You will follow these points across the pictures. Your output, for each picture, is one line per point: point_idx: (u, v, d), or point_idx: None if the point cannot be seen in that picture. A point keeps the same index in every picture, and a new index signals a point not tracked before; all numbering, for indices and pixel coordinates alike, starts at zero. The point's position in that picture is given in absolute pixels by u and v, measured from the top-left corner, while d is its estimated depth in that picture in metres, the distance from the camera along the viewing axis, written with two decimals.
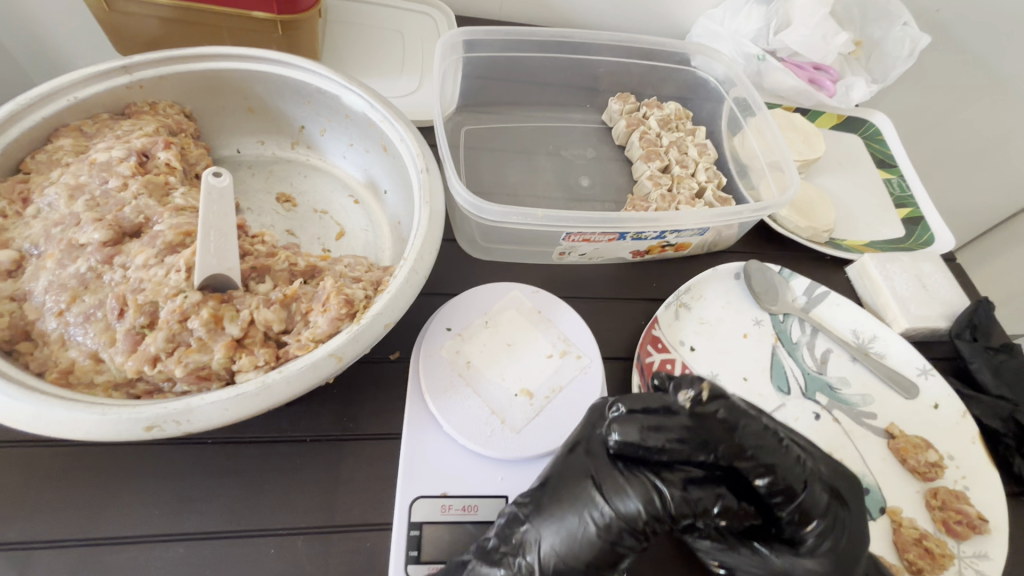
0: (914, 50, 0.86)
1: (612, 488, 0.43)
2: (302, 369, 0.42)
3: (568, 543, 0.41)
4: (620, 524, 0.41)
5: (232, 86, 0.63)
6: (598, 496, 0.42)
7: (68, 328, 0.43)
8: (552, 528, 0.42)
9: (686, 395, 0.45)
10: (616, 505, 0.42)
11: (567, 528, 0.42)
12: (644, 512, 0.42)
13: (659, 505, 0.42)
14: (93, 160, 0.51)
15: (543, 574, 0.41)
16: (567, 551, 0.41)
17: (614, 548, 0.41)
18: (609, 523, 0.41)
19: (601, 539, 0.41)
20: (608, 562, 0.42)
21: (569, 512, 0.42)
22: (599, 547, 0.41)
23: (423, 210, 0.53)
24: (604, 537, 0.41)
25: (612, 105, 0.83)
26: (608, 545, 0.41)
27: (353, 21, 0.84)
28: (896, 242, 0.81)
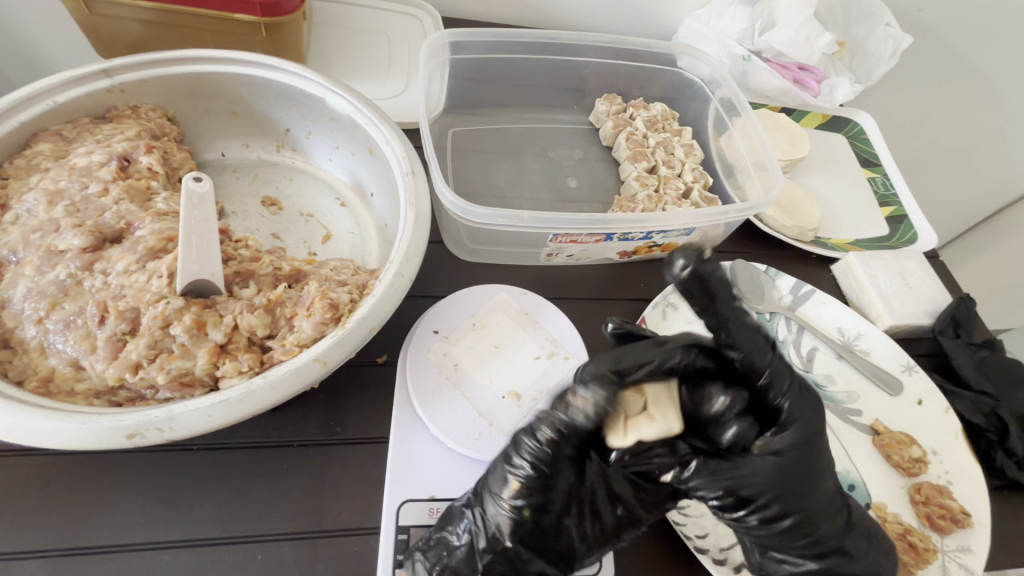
0: (896, 50, 0.87)
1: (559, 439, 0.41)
2: (286, 374, 0.41)
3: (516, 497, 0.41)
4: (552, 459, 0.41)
5: (215, 89, 0.62)
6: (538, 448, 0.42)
7: (48, 335, 0.42)
8: (496, 480, 0.43)
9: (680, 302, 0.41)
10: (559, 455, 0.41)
11: (501, 478, 0.42)
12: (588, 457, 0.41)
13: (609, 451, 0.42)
14: (74, 165, 0.50)
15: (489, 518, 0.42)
16: (511, 487, 0.41)
17: (544, 497, 0.41)
18: (535, 465, 0.41)
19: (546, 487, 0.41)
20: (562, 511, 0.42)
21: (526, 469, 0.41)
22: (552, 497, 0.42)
23: (409, 213, 0.53)
24: (542, 475, 0.41)
25: (598, 106, 0.83)
26: (545, 479, 0.41)
27: (339, 23, 0.83)
28: (880, 241, 0.82)
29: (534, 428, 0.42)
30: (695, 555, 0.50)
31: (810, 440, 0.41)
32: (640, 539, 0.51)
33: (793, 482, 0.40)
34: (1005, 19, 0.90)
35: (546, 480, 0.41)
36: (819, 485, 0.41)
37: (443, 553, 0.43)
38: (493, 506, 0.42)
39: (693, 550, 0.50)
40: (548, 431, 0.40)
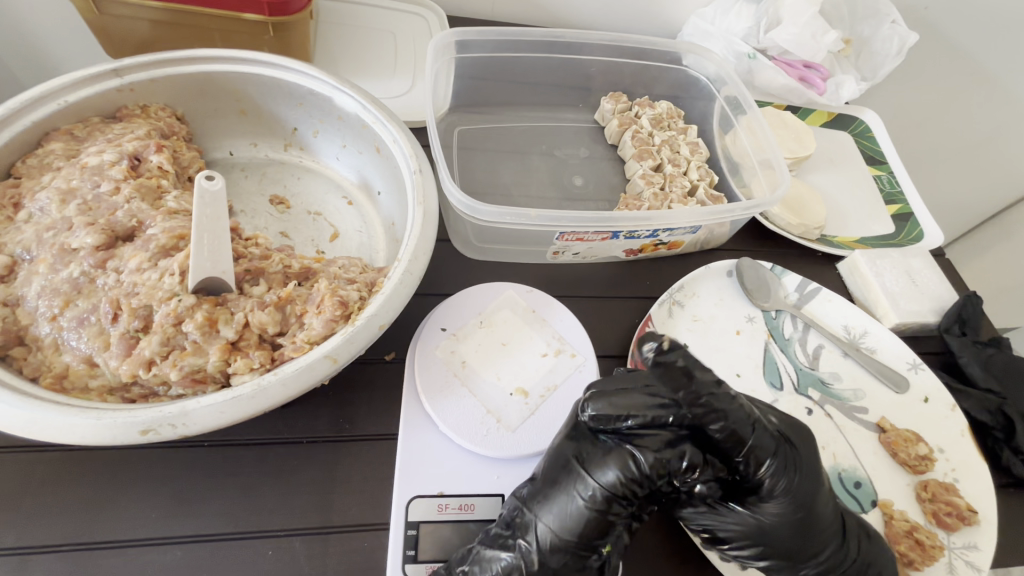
0: (902, 48, 0.87)
1: (591, 462, 0.45)
2: (297, 371, 0.42)
3: (562, 521, 0.43)
4: (606, 500, 0.43)
5: (224, 89, 0.62)
6: (583, 473, 0.44)
7: (62, 332, 0.43)
8: (549, 507, 0.44)
9: (651, 349, 0.50)
10: (597, 478, 0.44)
11: (557, 507, 0.44)
12: (621, 480, 0.43)
13: (636, 473, 0.43)
14: (85, 164, 0.51)
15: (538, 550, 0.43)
16: (561, 527, 0.43)
17: (590, 537, 0.43)
18: (596, 502, 0.43)
19: (589, 510, 0.43)
20: (600, 538, 0.43)
21: (563, 492, 0.44)
22: (591, 522, 0.43)
23: (417, 212, 0.53)
24: (598, 515, 0.43)
25: (604, 105, 0.83)
26: (600, 522, 0.43)
27: (345, 22, 0.84)
28: (886, 238, 0.82)
29: (587, 474, 0.44)
30: (703, 552, 0.50)
31: (806, 493, 0.45)
32: (646, 534, 0.51)
33: (816, 541, 0.46)
34: (1012, 16, 0.90)
35: (601, 520, 0.43)
36: (815, 532, 0.45)
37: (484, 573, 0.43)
38: (543, 547, 0.43)
39: (700, 547, 0.50)
40: (604, 480, 0.43)
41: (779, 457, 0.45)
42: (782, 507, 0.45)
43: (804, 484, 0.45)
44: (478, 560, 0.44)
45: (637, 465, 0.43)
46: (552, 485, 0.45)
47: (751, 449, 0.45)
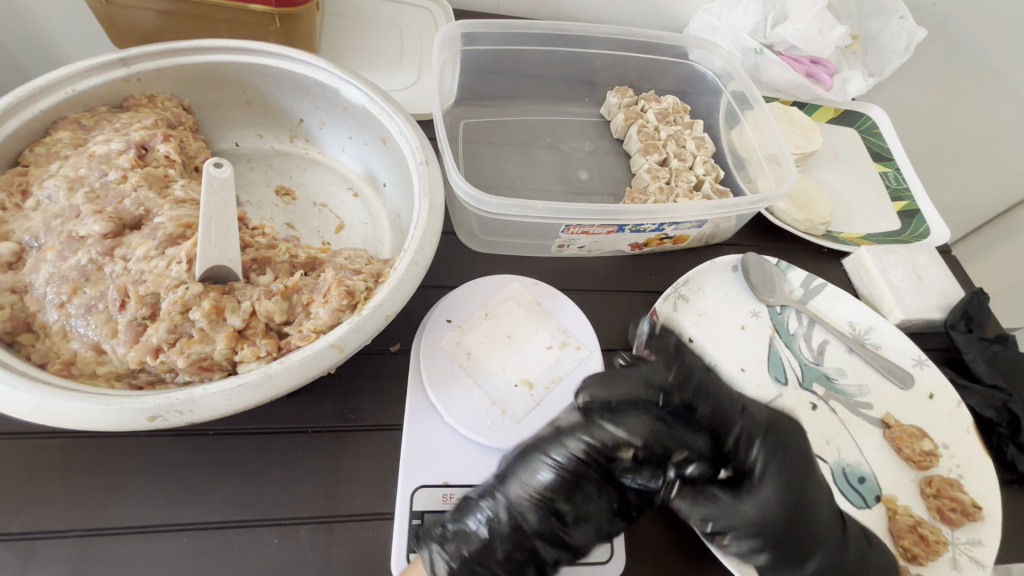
0: (911, 43, 0.86)
1: (566, 429, 0.46)
2: (304, 359, 0.42)
3: (530, 479, 0.44)
4: (576, 464, 0.44)
5: (231, 80, 0.63)
6: (553, 438, 0.45)
7: (69, 319, 0.43)
8: (522, 472, 0.45)
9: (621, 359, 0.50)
10: (569, 442, 0.44)
11: (535, 468, 0.44)
12: (588, 447, 0.44)
13: (604, 441, 0.44)
14: (93, 153, 0.51)
15: (514, 521, 0.43)
16: (533, 486, 0.44)
17: (565, 494, 0.43)
18: (564, 462, 0.44)
19: (557, 473, 0.44)
20: (565, 495, 0.43)
21: (535, 455, 0.45)
22: (557, 482, 0.43)
23: (423, 202, 0.54)
24: (559, 478, 0.43)
25: (610, 99, 0.83)
26: (569, 482, 0.43)
27: (351, 15, 0.84)
28: (892, 235, 0.81)
29: (563, 438, 0.45)
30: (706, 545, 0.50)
31: (793, 495, 0.44)
32: (649, 527, 0.51)
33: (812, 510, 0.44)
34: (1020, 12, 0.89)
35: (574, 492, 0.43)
36: (812, 517, 0.44)
37: (462, 543, 0.43)
38: (515, 504, 0.43)
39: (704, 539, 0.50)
40: (577, 443, 0.44)
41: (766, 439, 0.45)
42: (773, 506, 0.43)
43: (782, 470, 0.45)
44: (465, 509, 0.44)
45: (607, 433, 0.43)
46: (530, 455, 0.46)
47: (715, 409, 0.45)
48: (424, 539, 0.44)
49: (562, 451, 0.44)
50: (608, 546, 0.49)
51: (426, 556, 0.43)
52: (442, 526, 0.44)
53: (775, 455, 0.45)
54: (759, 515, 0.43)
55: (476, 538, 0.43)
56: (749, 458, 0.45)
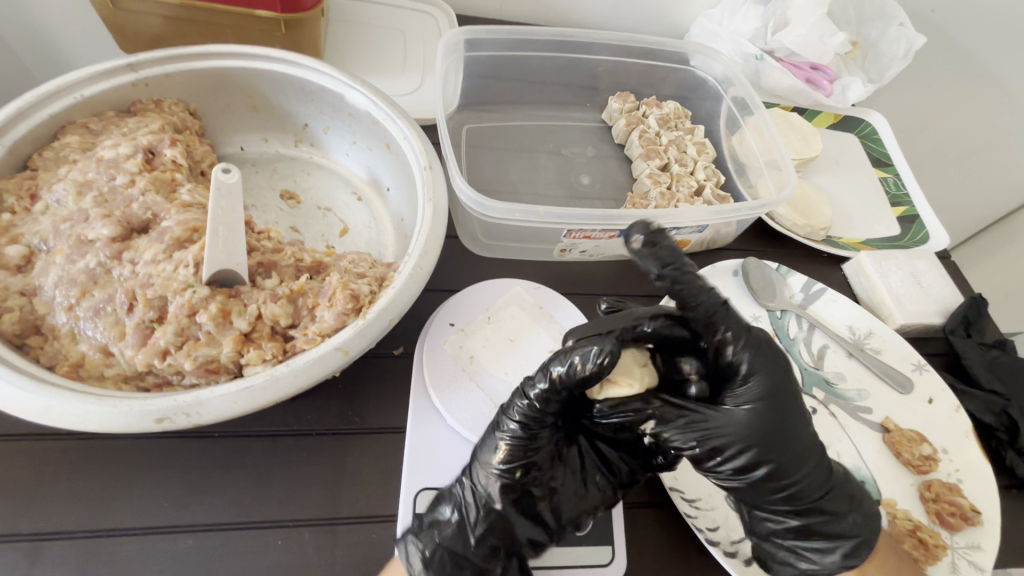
0: (910, 50, 0.87)
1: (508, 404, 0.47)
2: (309, 362, 0.42)
3: (486, 458, 0.46)
4: (524, 437, 0.45)
5: (237, 85, 0.63)
6: (502, 414, 0.47)
7: (78, 322, 0.43)
8: (484, 452, 0.46)
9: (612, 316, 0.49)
10: (512, 417, 0.46)
11: (491, 446, 0.46)
12: (528, 413, 0.45)
13: (541, 403, 0.45)
14: (101, 157, 0.51)
15: (480, 499, 0.45)
16: (488, 464, 0.45)
17: (525, 466, 0.45)
18: (516, 435, 0.45)
19: (508, 449, 0.45)
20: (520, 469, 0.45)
21: (490, 434, 0.47)
22: (508, 455, 0.45)
23: (426, 207, 0.54)
24: (513, 457, 0.45)
25: (611, 104, 0.83)
26: (522, 454, 0.45)
27: (356, 20, 0.84)
28: (892, 240, 0.82)
29: (506, 412, 0.47)
30: (707, 548, 0.50)
31: (776, 398, 0.44)
32: (650, 530, 0.52)
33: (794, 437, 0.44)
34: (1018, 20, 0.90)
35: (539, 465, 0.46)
36: (795, 434, 0.44)
37: (436, 531, 0.45)
38: (477, 484, 0.45)
39: (704, 543, 0.50)
40: (517, 411, 0.46)
41: (749, 338, 0.46)
42: (757, 415, 0.43)
43: (771, 381, 0.44)
44: (443, 499, 0.47)
45: (540, 394, 0.45)
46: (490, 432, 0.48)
47: (722, 331, 0.46)
48: (407, 534, 0.45)
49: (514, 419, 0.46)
50: (610, 549, 0.49)
51: (402, 550, 0.44)
52: (421, 520, 0.46)
53: (761, 354, 0.45)
54: (740, 429, 0.43)
55: (453, 526, 0.45)
56: (738, 361, 0.45)
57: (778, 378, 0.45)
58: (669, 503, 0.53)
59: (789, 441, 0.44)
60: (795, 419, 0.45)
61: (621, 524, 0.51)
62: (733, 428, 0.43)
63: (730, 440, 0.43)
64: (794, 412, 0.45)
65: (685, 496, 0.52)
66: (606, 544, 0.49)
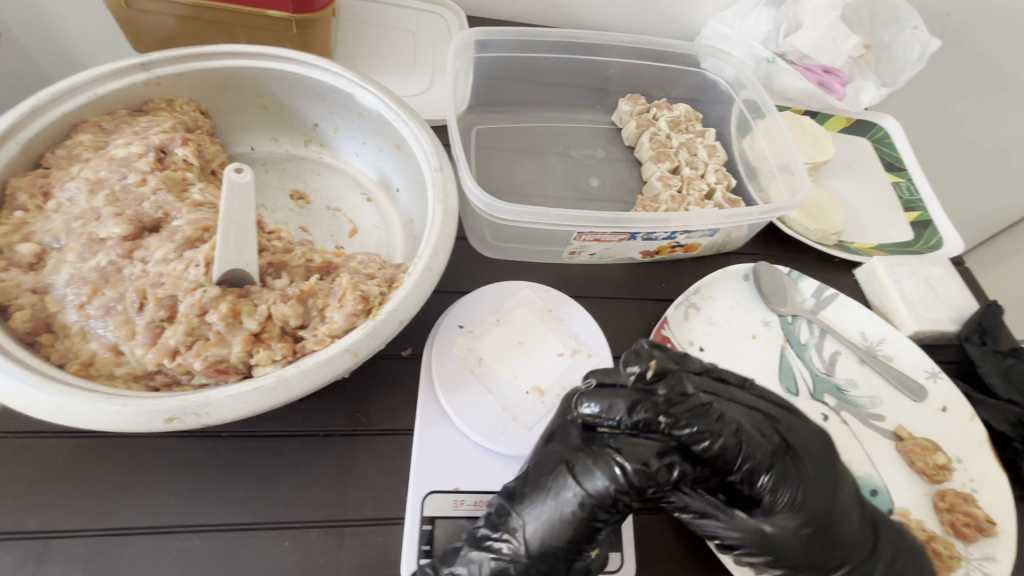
0: (924, 54, 0.87)
1: (585, 463, 0.43)
2: (319, 363, 0.42)
3: (547, 520, 0.42)
4: (595, 503, 0.42)
5: (248, 84, 0.63)
6: (573, 472, 0.43)
7: (88, 320, 0.43)
8: (534, 509, 0.43)
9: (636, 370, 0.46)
10: (591, 477, 0.42)
11: (551, 509, 0.42)
12: (611, 484, 0.41)
13: (625, 479, 0.41)
14: (113, 156, 0.52)
15: (525, 554, 0.42)
16: (549, 527, 0.42)
17: (585, 535, 0.42)
18: (588, 505, 0.42)
19: (577, 514, 0.42)
20: (582, 535, 0.42)
21: (552, 494, 0.43)
22: (572, 523, 0.42)
23: (437, 208, 0.54)
24: (579, 520, 0.42)
25: (621, 106, 0.83)
26: (585, 526, 0.42)
27: (368, 22, 0.86)
28: (904, 246, 0.81)
29: (580, 474, 0.43)
30: (717, 555, 0.50)
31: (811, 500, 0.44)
32: (658, 533, 0.51)
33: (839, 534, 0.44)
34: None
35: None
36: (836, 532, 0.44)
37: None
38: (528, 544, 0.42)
39: (714, 550, 0.50)
40: (599, 479, 0.42)
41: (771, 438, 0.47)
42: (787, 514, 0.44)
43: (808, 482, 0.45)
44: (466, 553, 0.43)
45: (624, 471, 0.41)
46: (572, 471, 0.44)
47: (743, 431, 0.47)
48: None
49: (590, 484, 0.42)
50: (619, 555, 0.49)
51: None
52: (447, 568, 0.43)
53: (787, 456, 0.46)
54: (805, 497, 0.44)
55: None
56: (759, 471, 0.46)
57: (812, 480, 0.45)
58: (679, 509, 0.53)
59: (832, 532, 0.44)
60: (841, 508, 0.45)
61: (630, 529, 0.50)
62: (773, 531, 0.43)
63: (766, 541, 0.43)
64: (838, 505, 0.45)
65: None
66: (614, 551, 0.49)
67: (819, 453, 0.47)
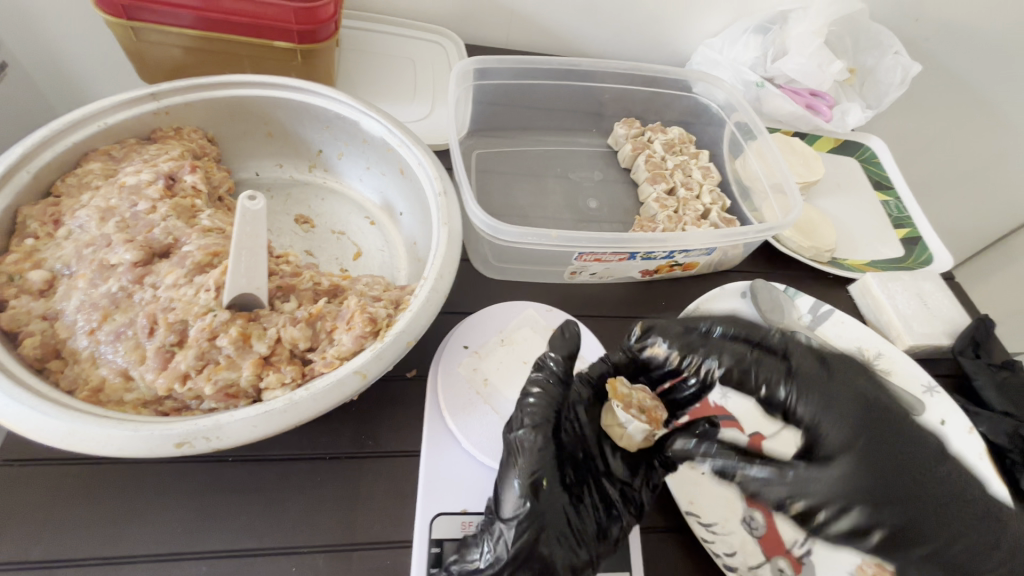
0: (906, 77, 0.90)
1: (517, 422, 0.50)
2: (328, 386, 0.43)
3: (506, 475, 0.46)
4: (529, 450, 0.47)
5: (255, 112, 0.65)
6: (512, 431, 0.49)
7: (99, 346, 0.44)
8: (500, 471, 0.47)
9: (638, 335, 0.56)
10: (518, 430, 0.49)
11: (508, 466, 0.47)
12: (529, 432, 0.48)
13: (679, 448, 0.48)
14: (123, 183, 0.53)
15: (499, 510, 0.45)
16: (506, 479, 0.46)
17: (539, 480, 0.45)
18: (524, 454, 0.47)
19: (522, 463, 0.46)
20: (536, 480, 0.45)
21: (508, 454, 0.48)
22: (523, 471, 0.46)
23: (442, 231, 0.55)
24: (528, 470, 0.46)
25: (617, 130, 0.85)
26: (534, 472, 0.46)
27: (370, 50, 0.88)
28: (895, 262, 0.83)
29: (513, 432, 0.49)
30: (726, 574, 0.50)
31: (868, 441, 0.43)
32: (665, 552, 0.51)
33: (908, 487, 0.41)
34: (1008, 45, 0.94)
35: (574, 465, 0.49)
36: (902, 479, 0.41)
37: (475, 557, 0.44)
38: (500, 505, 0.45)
39: (724, 569, 0.50)
40: (520, 431, 0.48)
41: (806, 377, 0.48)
42: (851, 465, 0.42)
43: (852, 419, 0.44)
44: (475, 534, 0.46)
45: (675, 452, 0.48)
46: (544, 424, 0.48)
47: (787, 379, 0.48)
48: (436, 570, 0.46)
49: (519, 430, 0.49)
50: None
51: None
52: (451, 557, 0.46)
53: (830, 403, 0.45)
54: (843, 425, 0.44)
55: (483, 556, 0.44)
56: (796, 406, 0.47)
57: (854, 415, 0.44)
58: (685, 527, 0.53)
59: (902, 479, 0.41)
60: (898, 450, 0.43)
61: (639, 549, 0.50)
62: (830, 482, 0.41)
63: (828, 499, 0.41)
64: (891, 445, 0.43)
65: (701, 520, 0.52)
66: (624, 571, 0.49)
67: (852, 397, 0.45)
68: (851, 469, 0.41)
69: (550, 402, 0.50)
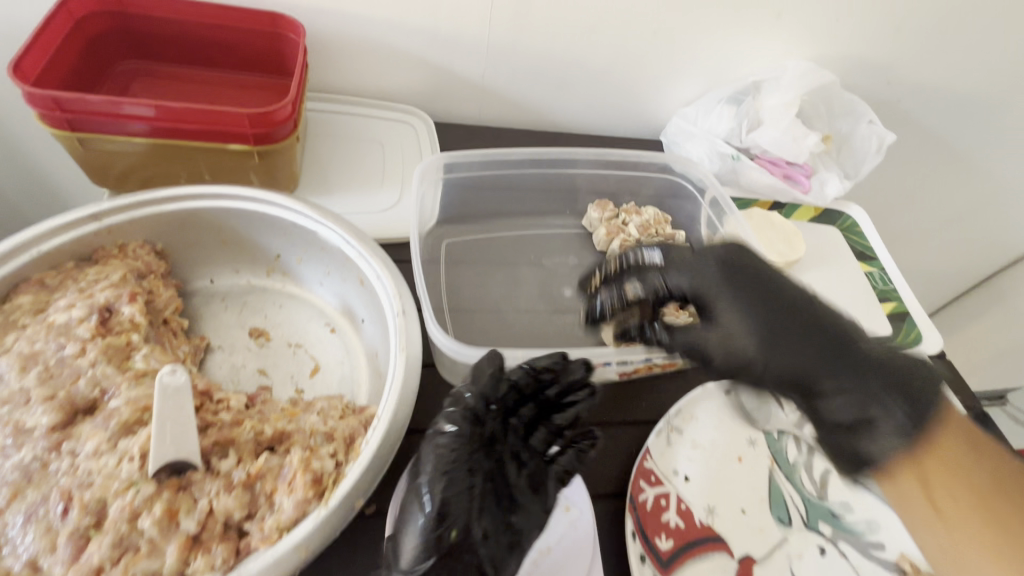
0: (881, 146, 0.90)
1: (431, 456, 0.46)
2: (261, 570, 0.38)
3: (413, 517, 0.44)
4: (440, 487, 0.44)
5: (206, 224, 0.62)
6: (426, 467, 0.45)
7: (4, 531, 0.38)
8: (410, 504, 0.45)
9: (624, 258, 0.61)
10: (428, 467, 0.45)
11: (417, 503, 0.44)
12: (441, 472, 0.45)
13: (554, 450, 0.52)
14: (52, 322, 0.49)
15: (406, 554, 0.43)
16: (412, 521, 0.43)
17: (449, 524, 0.43)
18: (434, 494, 0.44)
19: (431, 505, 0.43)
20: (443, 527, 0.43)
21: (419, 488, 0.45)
22: (433, 513, 0.43)
23: (399, 359, 0.52)
24: (435, 513, 0.43)
25: (590, 213, 0.83)
26: (443, 513, 0.43)
27: (335, 133, 0.86)
28: (884, 341, 0.80)
29: (427, 468, 0.45)
30: None
31: (769, 318, 0.52)
32: None
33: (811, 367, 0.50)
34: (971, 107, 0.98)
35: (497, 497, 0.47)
36: (795, 334, 0.51)
37: None
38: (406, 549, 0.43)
39: None
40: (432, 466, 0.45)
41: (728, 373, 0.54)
42: (756, 344, 0.52)
43: (760, 310, 0.52)
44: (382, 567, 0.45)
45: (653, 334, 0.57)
46: (462, 463, 0.45)
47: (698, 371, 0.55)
48: None
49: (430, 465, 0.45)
50: None
51: None
52: None
53: (739, 273, 0.54)
54: (737, 330, 0.53)
55: None
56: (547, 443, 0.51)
57: (766, 313, 0.52)
58: None
59: (809, 363, 0.50)
60: (785, 296, 0.53)
61: None
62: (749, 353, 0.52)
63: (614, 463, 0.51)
64: (798, 320, 0.51)
65: None
66: None
67: (762, 288, 0.53)
68: (763, 354, 0.52)
69: (490, 434, 0.48)
